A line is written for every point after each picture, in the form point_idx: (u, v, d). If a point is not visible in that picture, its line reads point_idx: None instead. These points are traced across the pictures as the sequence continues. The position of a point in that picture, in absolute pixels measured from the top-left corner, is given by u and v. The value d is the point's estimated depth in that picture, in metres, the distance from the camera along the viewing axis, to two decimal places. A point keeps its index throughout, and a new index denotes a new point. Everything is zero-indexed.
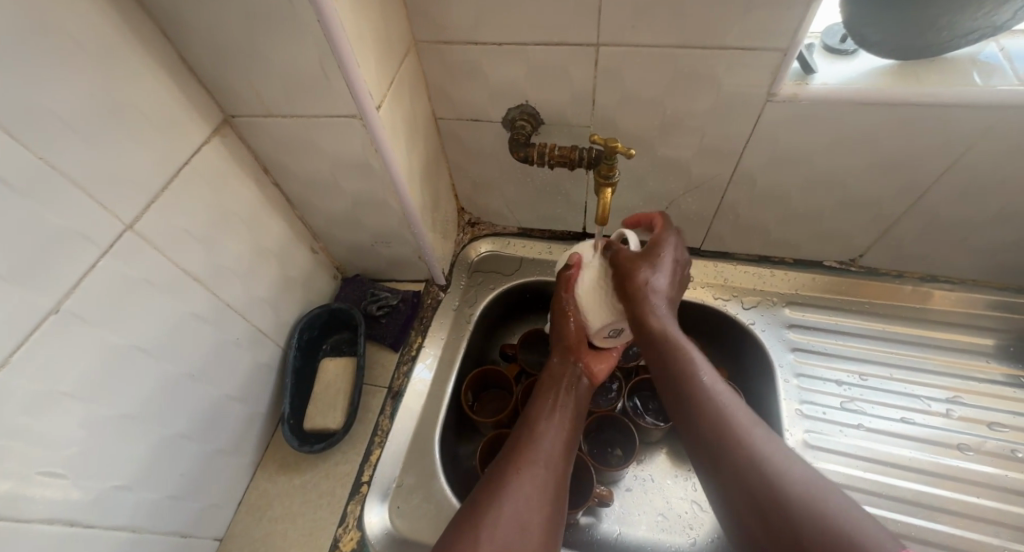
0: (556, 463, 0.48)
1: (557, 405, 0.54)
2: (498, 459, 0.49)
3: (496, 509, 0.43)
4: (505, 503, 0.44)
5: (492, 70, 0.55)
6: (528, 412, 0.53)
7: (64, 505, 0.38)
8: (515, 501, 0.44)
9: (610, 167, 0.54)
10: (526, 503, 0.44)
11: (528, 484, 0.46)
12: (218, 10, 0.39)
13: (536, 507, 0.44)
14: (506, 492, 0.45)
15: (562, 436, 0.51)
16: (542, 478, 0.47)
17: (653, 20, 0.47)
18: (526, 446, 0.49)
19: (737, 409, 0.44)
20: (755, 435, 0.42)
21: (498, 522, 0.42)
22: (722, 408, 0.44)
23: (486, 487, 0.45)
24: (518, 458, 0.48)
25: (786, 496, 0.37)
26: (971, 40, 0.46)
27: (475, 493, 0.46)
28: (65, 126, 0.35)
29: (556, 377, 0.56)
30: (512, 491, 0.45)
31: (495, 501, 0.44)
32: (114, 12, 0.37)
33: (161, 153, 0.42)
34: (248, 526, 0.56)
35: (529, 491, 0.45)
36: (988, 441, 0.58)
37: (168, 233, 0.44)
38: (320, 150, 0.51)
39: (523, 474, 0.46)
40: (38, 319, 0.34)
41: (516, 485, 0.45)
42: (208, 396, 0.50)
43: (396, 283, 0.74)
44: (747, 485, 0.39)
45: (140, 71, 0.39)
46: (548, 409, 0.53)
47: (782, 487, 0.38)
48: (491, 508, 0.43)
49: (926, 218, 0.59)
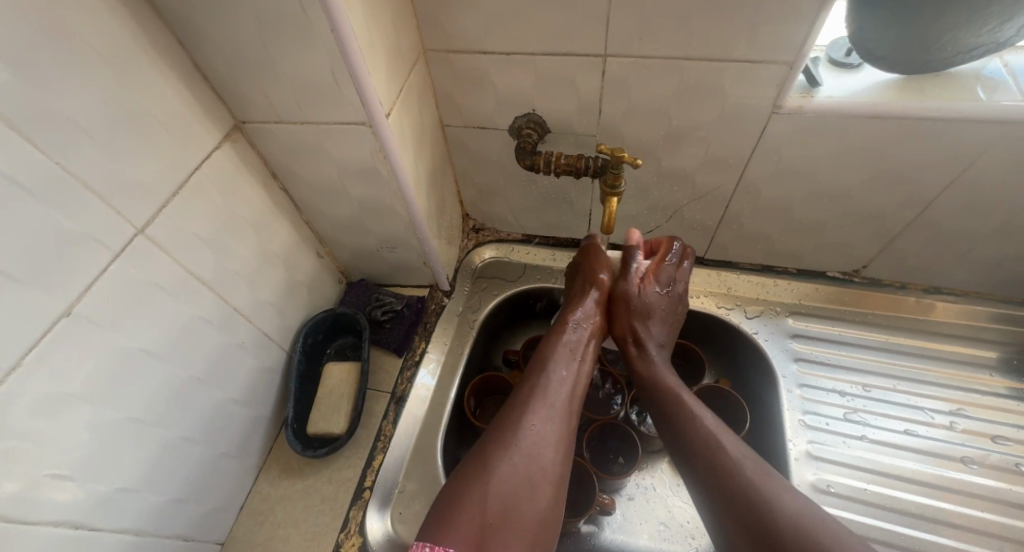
0: (566, 418, 0.50)
1: (570, 359, 0.54)
2: (510, 406, 0.50)
3: (510, 463, 0.45)
4: (515, 457, 0.45)
5: (500, 80, 0.56)
6: (541, 359, 0.54)
7: (71, 507, 0.38)
8: (525, 454, 0.46)
9: (616, 177, 0.54)
10: (535, 457, 0.46)
11: (541, 436, 0.47)
12: (233, 18, 0.39)
13: (547, 461, 0.46)
14: (518, 445, 0.46)
15: (572, 390, 0.52)
16: (556, 431, 0.48)
17: (660, 32, 0.47)
18: (538, 397, 0.50)
19: (724, 436, 0.48)
20: (741, 468, 0.45)
21: (509, 477, 0.44)
22: (711, 434, 0.48)
23: (500, 437, 0.47)
24: (530, 409, 0.49)
25: (774, 528, 0.41)
26: (975, 56, 0.46)
27: (481, 444, 0.47)
28: (82, 132, 0.35)
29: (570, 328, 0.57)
30: (525, 443, 0.46)
31: (505, 457, 0.45)
32: (130, 19, 0.37)
33: (174, 158, 0.43)
34: (251, 530, 0.56)
35: (540, 442, 0.47)
36: (991, 454, 0.58)
37: (178, 237, 0.44)
38: (328, 157, 0.52)
39: (536, 425, 0.48)
40: (51, 321, 0.35)
41: (526, 439, 0.47)
42: (213, 398, 0.50)
43: (400, 287, 0.74)
44: (742, 515, 0.43)
45: (154, 77, 0.40)
46: (565, 362, 0.54)
47: (769, 518, 0.41)
48: (503, 461, 0.45)
49: (930, 230, 0.59)
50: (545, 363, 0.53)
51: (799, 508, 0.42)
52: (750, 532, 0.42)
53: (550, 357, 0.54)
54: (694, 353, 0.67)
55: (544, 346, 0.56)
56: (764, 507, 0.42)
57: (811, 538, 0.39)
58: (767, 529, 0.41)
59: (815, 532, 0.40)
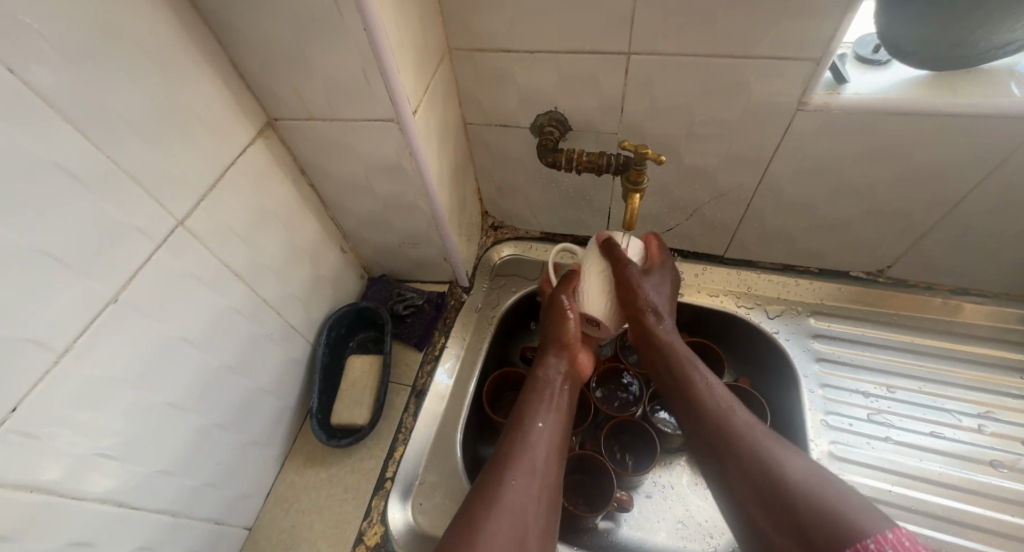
0: (550, 474, 0.49)
1: (549, 413, 0.54)
2: (490, 465, 0.49)
3: (492, 523, 0.43)
4: (498, 517, 0.44)
5: (522, 78, 0.57)
6: (518, 417, 0.53)
7: (113, 486, 0.40)
8: (508, 512, 0.44)
9: (639, 173, 0.54)
10: (516, 517, 0.44)
11: (520, 504, 0.45)
12: (270, 18, 0.40)
13: (531, 519, 0.45)
14: (499, 503, 0.45)
15: (553, 444, 0.51)
16: (538, 486, 0.47)
17: (685, 29, 0.47)
18: (519, 454, 0.49)
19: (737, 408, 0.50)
20: (757, 436, 0.46)
21: (495, 533, 0.43)
22: (726, 406, 0.50)
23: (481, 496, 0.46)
24: (510, 467, 0.48)
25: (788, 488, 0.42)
26: (1008, 52, 0.46)
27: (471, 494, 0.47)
28: (129, 127, 0.37)
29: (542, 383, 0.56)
30: (507, 504, 0.45)
31: (491, 509, 0.44)
32: (173, 18, 0.39)
33: (211, 153, 0.44)
34: (276, 516, 0.58)
35: (518, 505, 0.45)
36: (1022, 459, 0.57)
37: (214, 230, 0.45)
38: (356, 154, 0.53)
39: (518, 483, 0.47)
40: (99, 307, 0.36)
41: (507, 495, 0.46)
42: (244, 387, 0.52)
43: (421, 283, 0.76)
44: (757, 480, 0.44)
45: (194, 74, 0.42)
46: (541, 417, 0.53)
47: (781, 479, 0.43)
48: (486, 520, 0.44)
49: (958, 229, 0.58)
50: (523, 420, 0.53)
51: (809, 470, 0.43)
52: (765, 492, 0.43)
53: (526, 414, 0.53)
54: (714, 352, 0.67)
55: (522, 402, 0.55)
56: (775, 465, 0.44)
57: (823, 494, 0.40)
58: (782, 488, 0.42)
59: (825, 487, 0.41)
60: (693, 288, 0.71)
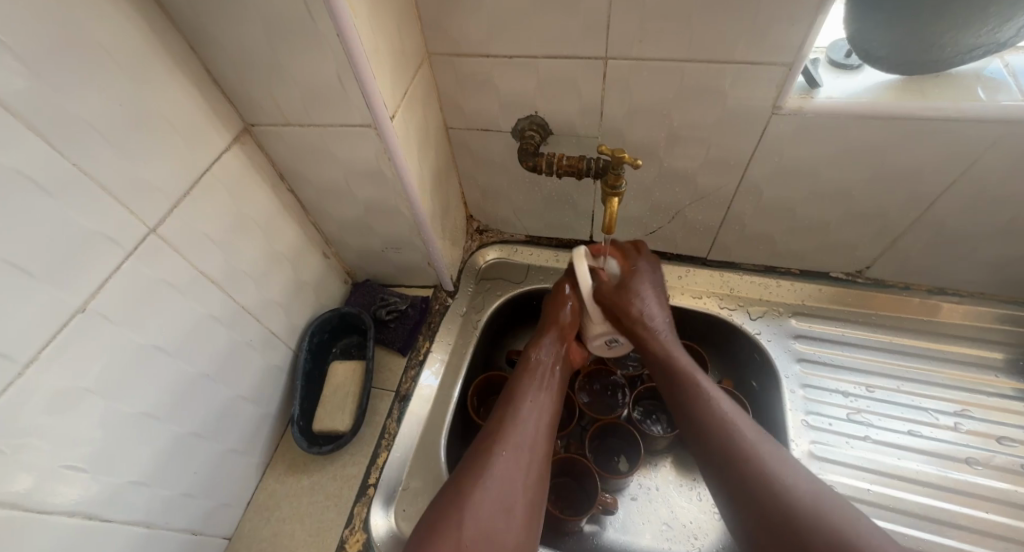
0: (539, 448, 0.49)
1: (540, 389, 0.54)
2: (480, 439, 0.50)
3: (479, 495, 0.44)
4: (487, 488, 0.44)
5: (502, 83, 0.57)
6: (512, 392, 0.54)
7: (84, 498, 0.39)
8: (496, 485, 0.45)
9: (617, 177, 0.54)
10: (505, 488, 0.45)
11: (508, 477, 0.46)
12: (242, 23, 0.40)
13: (519, 491, 0.45)
14: (489, 476, 0.45)
15: (543, 418, 0.52)
16: (528, 460, 0.48)
17: (660, 34, 0.48)
18: (509, 428, 0.49)
19: (740, 421, 0.48)
20: (756, 456, 0.44)
21: (480, 508, 0.43)
22: (726, 418, 0.48)
23: (470, 469, 0.46)
24: (502, 439, 0.48)
25: (790, 514, 0.40)
26: (975, 56, 0.46)
27: (460, 471, 0.47)
28: (97, 134, 0.36)
29: (532, 363, 0.57)
30: (496, 475, 0.45)
31: (478, 484, 0.45)
32: (143, 23, 0.39)
33: (185, 160, 0.44)
34: (257, 525, 0.57)
35: (508, 477, 0.46)
36: (997, 456, 0.58)
37: (189, 237, 0.45)
38: (334, 159, 0.53)
39: (508, 457, 0.47)
40: (67, 317, 0.36)
41: (495, 468, 0.46)
42: (222, 395, 0.51)
43: (405, 287, 0.75)
44: (758, 503, 0.42)
45: (166, 80, 0.41)
46: (533, 392, 0.53)
47: (784, 503, 0.41)
48: (476, 491, 0.44)
49: (933, 230, 0.59)
50: (514, 397, 0.53)
51: (814, 494, 0.41)
52: (766, 516, 0.41)
53: (519, 389, 0.53)
54: (697, 353, 0.67)
55: (515, 378, 0.55)
56: (780, 486, 0.42)
57: (826, 523, 0.39)
58: (788, 511, 0.40)
59: (827, 516, 0.40)
60: (676, 290, 0.72)
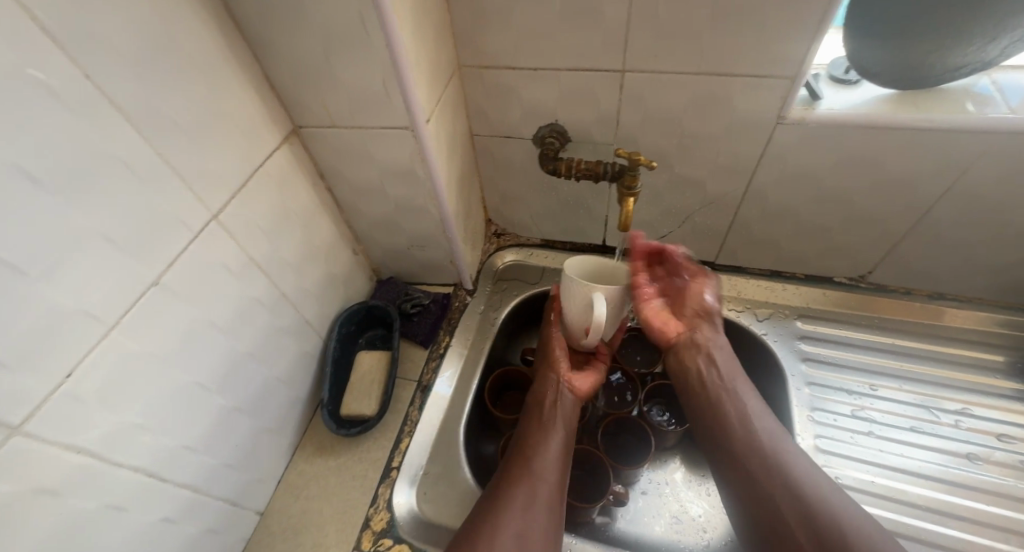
0: (553, 476, 0.54)
1: (551, 423, 0.59)
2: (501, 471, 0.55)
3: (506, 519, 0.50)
4: (509, 517, 0.50)
5: (526, 93, 0.62)
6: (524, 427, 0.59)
7: (146, 456, 0.42)
8: (517, 513, 0.50)
9: (633, 178, 0.59)
10: (523, 515, 0.50)
11: (528, 506, 0.51)
12: (303, 34, 0.45)
13: (536, 519, 0.51)
14: (510, 506, 0.51)
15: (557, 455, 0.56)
16: (542, 489, 0.53)
17: (675, 50, 0.52)
18: (524, 463, 0.55)
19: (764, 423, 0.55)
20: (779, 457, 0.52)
21: (503, 533, 0.49)
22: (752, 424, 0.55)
23: (496, 494, 0.52)
24: (518, 473, 0.54)
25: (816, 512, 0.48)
26: (963, 73, 0.50)
27: (485, 498, 0.53)
28: (177, 128, 0.41)
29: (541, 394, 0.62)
30: (513, 506, 0.51)
31: (501, 511, 0.50)
32: (217, 33, 0.44)
33: (243, 155, 0.48)
34: (286, 503, 0.60)
35: (527, 506, 0.51)
36: (997, 452, 0.60)
37: (243, 226, 0.50)
38: (372, 159, 0.57)
39: (524, 487, 0.52)
40: (142, 288, 0.40)
41: (515, 499, 0.52)
42: (262, 375, 0.55)
43: (427, 285, 0.80)
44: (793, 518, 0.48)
45: (232, 83, 0.46)
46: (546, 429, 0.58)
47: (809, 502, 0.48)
48: (498, 519, 0.50)
49: (931, 236, 0.63)
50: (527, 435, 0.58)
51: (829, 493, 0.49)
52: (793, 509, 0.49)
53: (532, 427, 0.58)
54: None
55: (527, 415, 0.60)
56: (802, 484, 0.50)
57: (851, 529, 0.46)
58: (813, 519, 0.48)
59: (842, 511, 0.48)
60: None
